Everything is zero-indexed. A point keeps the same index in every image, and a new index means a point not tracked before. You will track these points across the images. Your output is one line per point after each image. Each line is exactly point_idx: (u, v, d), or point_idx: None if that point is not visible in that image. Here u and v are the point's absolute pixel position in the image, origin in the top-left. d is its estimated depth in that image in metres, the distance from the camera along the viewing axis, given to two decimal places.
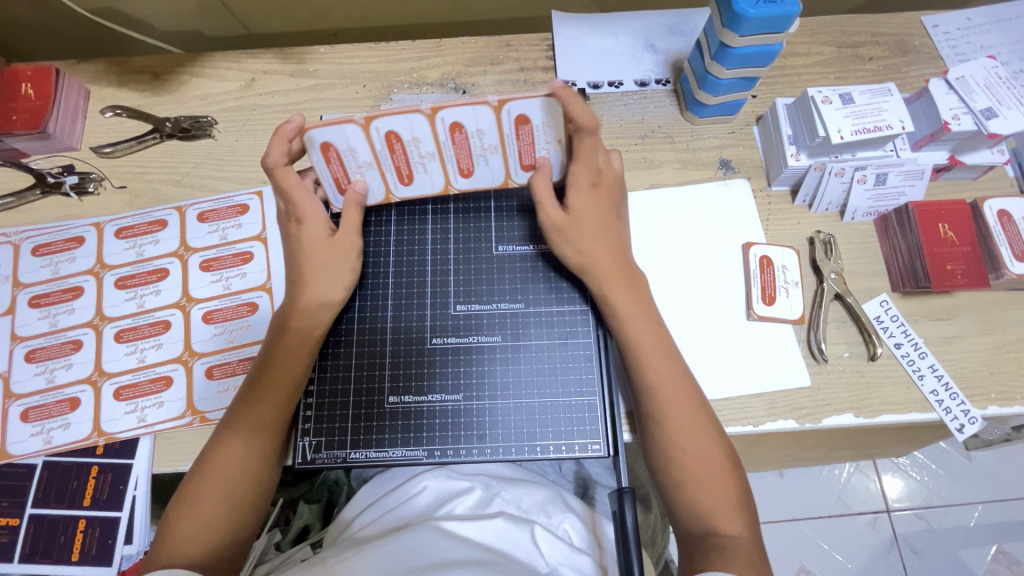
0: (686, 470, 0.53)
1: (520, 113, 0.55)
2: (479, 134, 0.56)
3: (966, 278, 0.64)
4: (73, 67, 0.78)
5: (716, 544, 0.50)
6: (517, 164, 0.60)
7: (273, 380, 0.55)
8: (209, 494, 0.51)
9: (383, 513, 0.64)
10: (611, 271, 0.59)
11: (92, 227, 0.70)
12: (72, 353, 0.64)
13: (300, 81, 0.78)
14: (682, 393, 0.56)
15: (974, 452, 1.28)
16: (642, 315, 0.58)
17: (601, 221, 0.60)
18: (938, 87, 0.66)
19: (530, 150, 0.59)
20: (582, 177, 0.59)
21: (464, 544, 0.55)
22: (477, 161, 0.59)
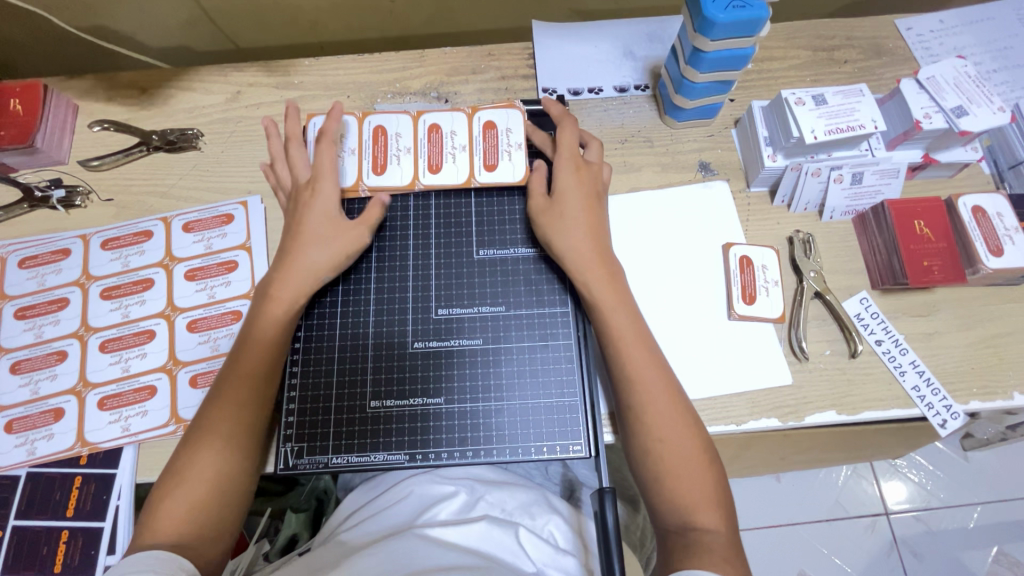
0: (666, 465, 0.53)
1: (488, 120, 0.69)
2: (451, 134, 0.69)
3: (943, 273, 0.64)
4: (62, 83, 0.79)
5: (692, 540, 0.50)
6: (481, 163, 0.68)
7: (252, 369, 0.56)
8: (194, 475, 0.52)
9: (369, 516, 0.64)
10: (590, 258, 0.60)
11: (79, 239, 0.70)
12: (57, 363, 0.64)
13: (285, 93, 0.79)
14: (660, 387, 0.56)
15: (971, 452, 1.27)
16: (621, 308, 0.59)
17: (585, 208, 0.62)
18: (909, 87, 0.67)
19: (493, 151, 0.68)
20: (566, 159, 0.64)
21: (447, 548, 0.55)
22: (446, 158, 0.68)
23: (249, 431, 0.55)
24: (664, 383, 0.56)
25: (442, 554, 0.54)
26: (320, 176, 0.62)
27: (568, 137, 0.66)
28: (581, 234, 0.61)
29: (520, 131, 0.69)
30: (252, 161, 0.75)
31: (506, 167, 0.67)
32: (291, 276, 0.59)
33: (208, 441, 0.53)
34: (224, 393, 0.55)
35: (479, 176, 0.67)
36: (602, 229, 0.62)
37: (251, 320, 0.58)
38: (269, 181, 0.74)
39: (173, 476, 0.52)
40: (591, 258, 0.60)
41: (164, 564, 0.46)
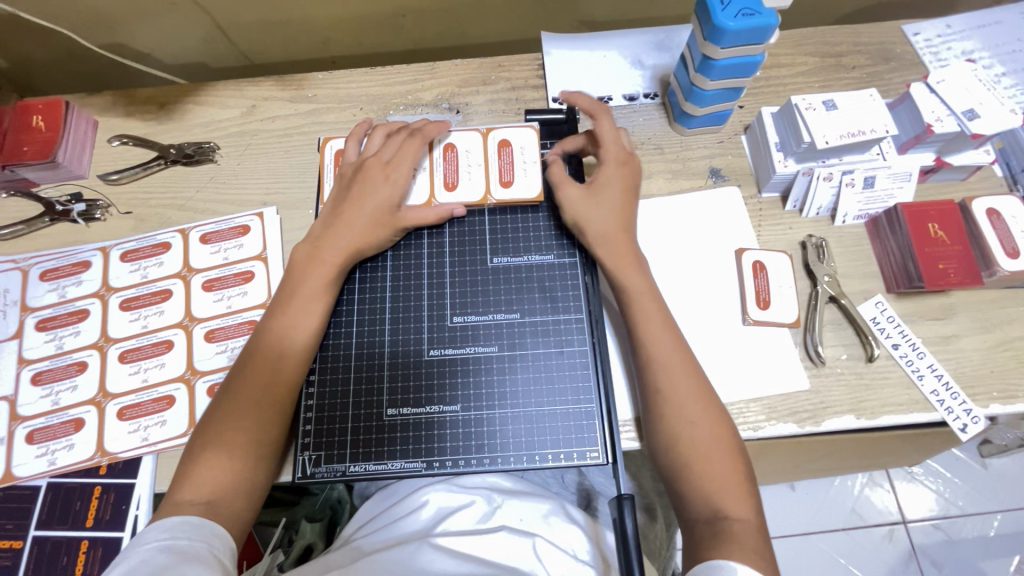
0: (692, 456, 0.53)
1: (502, 139, 0.70)
2: (466, 152, 0.69)
3: (959, 276, 0.64)
4: (82, 100, 0.81)
5: (722, 528, 0.49)
6: (497, 180, 0.69)
7: (270, 369, 0.56)
8: (210, 470, 0.52)
9: (378, 529, 0.64)
10: (621, 249, 0.62)
11: (98, 251, 0.71)
12: (77, 374, 0.65)
13: (299, 107, 0.81)
14: (687, 372, 0.56)
15: (990, 459, 1.26)
16: (652, 298, 0.60)
17: (620, 200, 0.64)
18: (919, 91, 0.67)
19: (509, 167, 0.69)
20: (611, 154, 0.66)
21: (463, 559, 0.56)
22: (461, 175, 0.69)
23: (267, 426, 0.55)
24: (691, 370, 0.56)
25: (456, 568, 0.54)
26: (396, 168, 0.65)
27: (609, 132, 0.67)
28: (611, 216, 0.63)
29: (533, 149, 0.70)
30: (267, 174, 0.77)
31: (521, 183, 0.68)
32: (325, 265, 0.61)
33: (225, 438, 0.53)
34: (244, 388, 0.56)
35: (494, 192, 0.68)
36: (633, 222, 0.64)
37: (271, 320, 0.59)
38: (284, 192, 0.75)
39: (191, 468, 0.52)
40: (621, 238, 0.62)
41: (194, 530, 0.47)
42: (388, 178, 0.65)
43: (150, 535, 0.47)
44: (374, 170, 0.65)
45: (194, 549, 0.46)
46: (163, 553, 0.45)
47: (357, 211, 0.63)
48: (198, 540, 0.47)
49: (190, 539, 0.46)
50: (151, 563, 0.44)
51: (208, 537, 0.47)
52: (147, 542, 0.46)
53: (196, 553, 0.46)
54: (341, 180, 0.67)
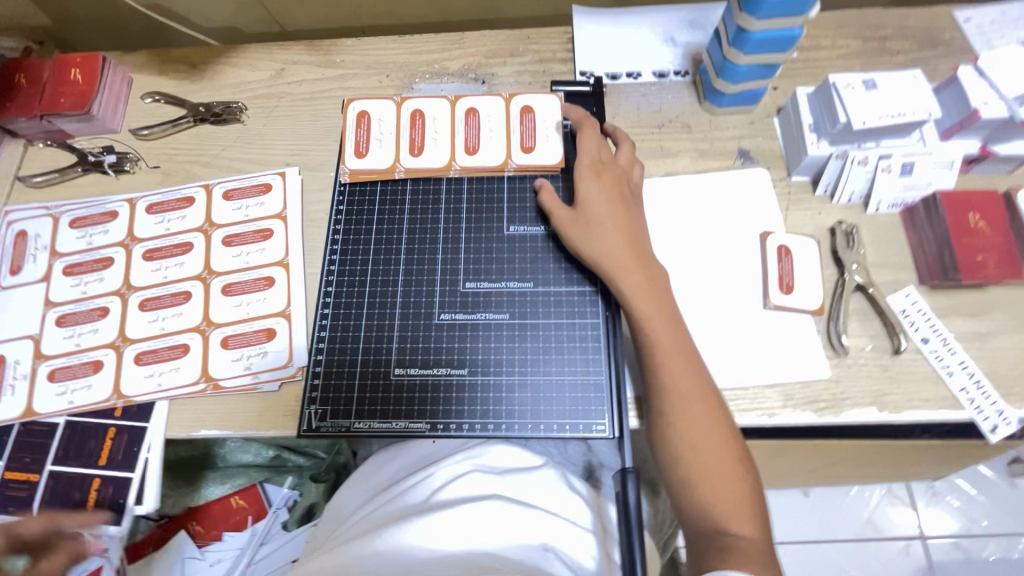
0: (697, 471, 0.52)
1: (524, 105, 0.70)
2: (489, 118, 0.69)
3: (998, 270, 0.61)
4: (119, 58, 0.83)
5: (725, 545, 0.48)
6: (518, 145, 0.68)
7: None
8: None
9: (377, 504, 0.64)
10: (624, 260, 0.58)
11: (125, 203, 0.73)
12: (99, 319, 0.67)
13: (326, 72, 0.81)
14: (695, 381, 0.54)
15: (1019, 479, 1.20)
16: (660, 315, 0.57)
17: (614, 213, 0.61)
18: (967, 74, 0.64)
19: (530, 133, 0.69)
20: (585, 169, 0.63)
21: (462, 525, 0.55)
22: (483, 139, 0.69)
23: None
24: (705, 392, 0.54)
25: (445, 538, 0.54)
26: None
27: (587, 144, 0.65)
28: (583, 186, 0.63)
29: (554, 116, 0.70)
30: (292, 135, 0.77)
31: (543, 148, 0.68)
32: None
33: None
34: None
35: (515, 157, 0.68)
36: (635, 232, 0.61)
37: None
38: (307, 154, 0.76)
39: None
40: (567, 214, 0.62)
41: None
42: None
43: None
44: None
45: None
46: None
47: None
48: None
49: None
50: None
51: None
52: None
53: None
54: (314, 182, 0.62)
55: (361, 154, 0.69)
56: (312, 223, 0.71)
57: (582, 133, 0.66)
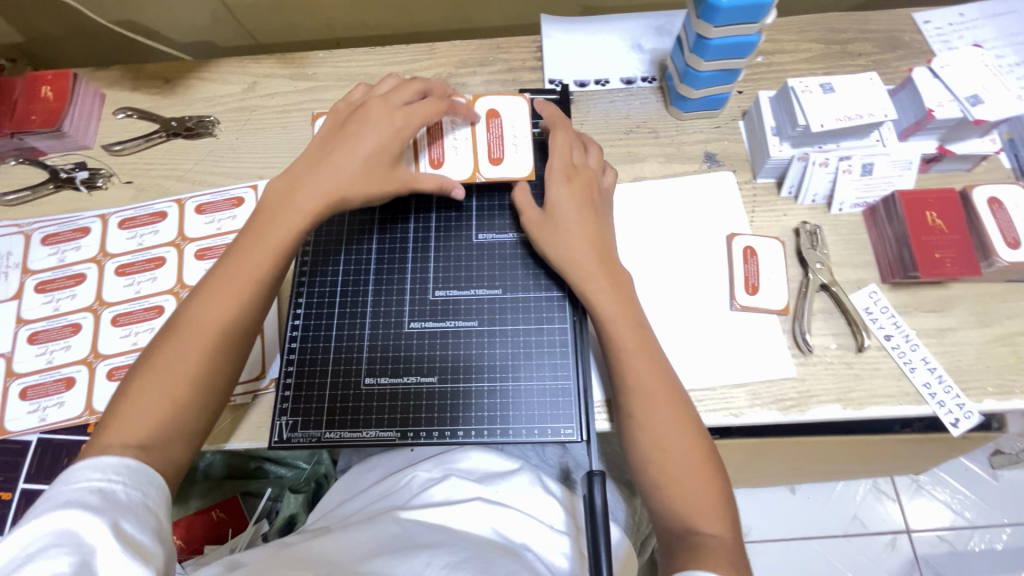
0: (666, 474, 0.52)
1: (489, 111, 0.69)
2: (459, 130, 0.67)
3: (956, 266, 0.62)
4: (91, 74, 0.83)
5: (696, 543, 0.49)
6: (486, 158, 0.67)
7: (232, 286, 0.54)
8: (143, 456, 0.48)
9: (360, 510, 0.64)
10: (593, 263, 0.59)
11: (98, 218, 0.73)
12: (71, 335, 0.67)
13: (299, 84, 0.82)
14: (662, 384, 0.55)
15: (1001, 471, 1.22)
16: (629, 317, 0.57)
17: (581, 217, 0.61)
18: (921, 76, 0.66)
19: (497, 144, 0.68)
20: (554, 172, 0.63)
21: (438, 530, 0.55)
22: (449, 151, 0.66)
23: None
24: (671, 393, 0.55)
25: (420, 535, 0.54)
26: None
27: (562, 143, 0.66)
28: (552, 187, 0.63)
29: (521, 117, 0.69)
30: (264, 148, 0.78)
31: (513, 161, 0.67)
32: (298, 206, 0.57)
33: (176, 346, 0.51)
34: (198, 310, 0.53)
35: (480, 172, 0.67)
36: (605, 234, 0.61)
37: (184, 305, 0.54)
38: (279, 167, 0.76)
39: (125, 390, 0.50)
40: (535, 217, 0.63)
41: (132, 477, 0.44)
42: (386, 122, 0.60)
43: (69, 481, 0.42)
44: (378, 112, 0.61)
45: (131, 497, 0.43)
46: (97, 495, 0.42)
47: (341, 149, 0.60)
48: (135, 489, 0.44)
49: (128, 487, 0.44)
50: (81, 503, 0.40)
51: (146, 488, 0.45)
52: (67, 485, 0.42)
53: (130, 503, 0.43)
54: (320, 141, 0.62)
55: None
56: None
57: (555, 134, 0.66)
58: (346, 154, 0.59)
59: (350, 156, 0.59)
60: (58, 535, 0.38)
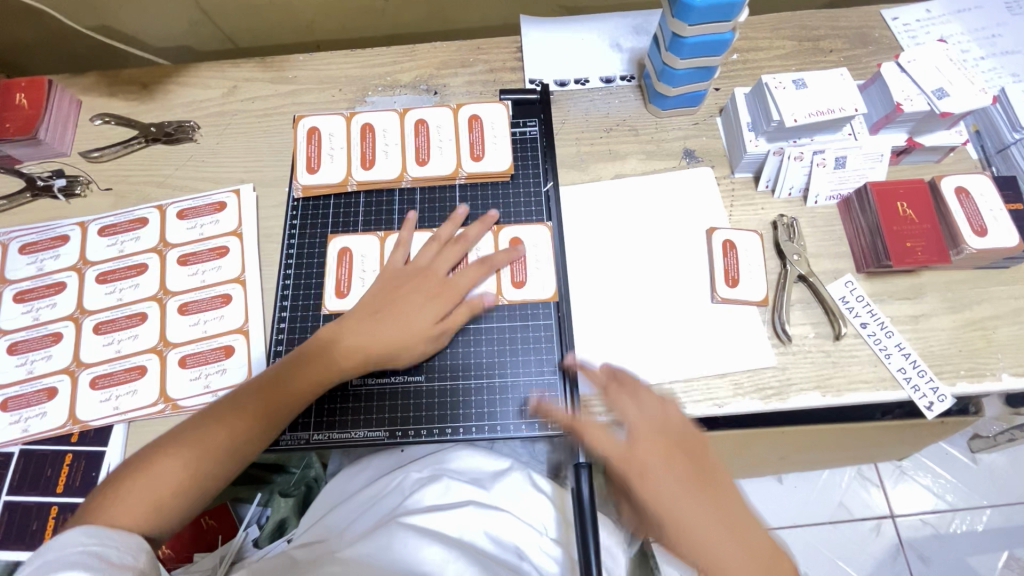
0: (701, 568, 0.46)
1: (514, 237, 0.68)
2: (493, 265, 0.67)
3: (926, 254, 0.64)
4: (67, 81, 0.82)
5: None
6: (509, 282, 0.66)
7: (260, 405, 0.55)
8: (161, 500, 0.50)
9: (357, 515, 0.65)
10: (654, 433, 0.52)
11: (77, 226, 0.73)
12: (52, 344, 0.66)
13: (279, 87, 0.82)
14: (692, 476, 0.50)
15: (980, 455, 1.25)
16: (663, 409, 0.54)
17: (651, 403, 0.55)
18: (890, 70, 0.67)
19: (521, 267, 0.66)
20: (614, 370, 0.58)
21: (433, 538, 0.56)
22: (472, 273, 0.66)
23: None
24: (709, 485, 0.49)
25: (423, 547, 0.54)
26: None
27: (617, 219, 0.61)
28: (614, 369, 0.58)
29: (544, 247, 0.68)
30: (245, 152, 0.78)
31: (535, 282, 0.66)
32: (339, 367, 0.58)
33: (182, 452, 0.51)
34: (219, 419, 0.54)
35: (506, 294, 0.65)
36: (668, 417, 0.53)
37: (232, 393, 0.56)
38: (261, 171, 0.76)
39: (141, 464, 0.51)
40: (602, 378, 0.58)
41: (120, 543, 0.45)
42: (435, 299, 0.62)
43: (58, 546, 0.43)
44: (427, 285, 0.62)
45: (124, 560, 0.44)
46: (93, 559, 0.43)
47: (397, 319, 0.60)
48: (126, 553, 0.45)
49: (119, 550, 0.45)
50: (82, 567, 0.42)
51: (138, 552, 0.46)
52: (57, 550, 0.42)
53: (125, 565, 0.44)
54: (380, 284, 0.63)
55: (342, 295, 0.67)
56: (267, 238, 0.72)
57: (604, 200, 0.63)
58: (404, 329, 0.60)
59: (403, 326, 0.60)
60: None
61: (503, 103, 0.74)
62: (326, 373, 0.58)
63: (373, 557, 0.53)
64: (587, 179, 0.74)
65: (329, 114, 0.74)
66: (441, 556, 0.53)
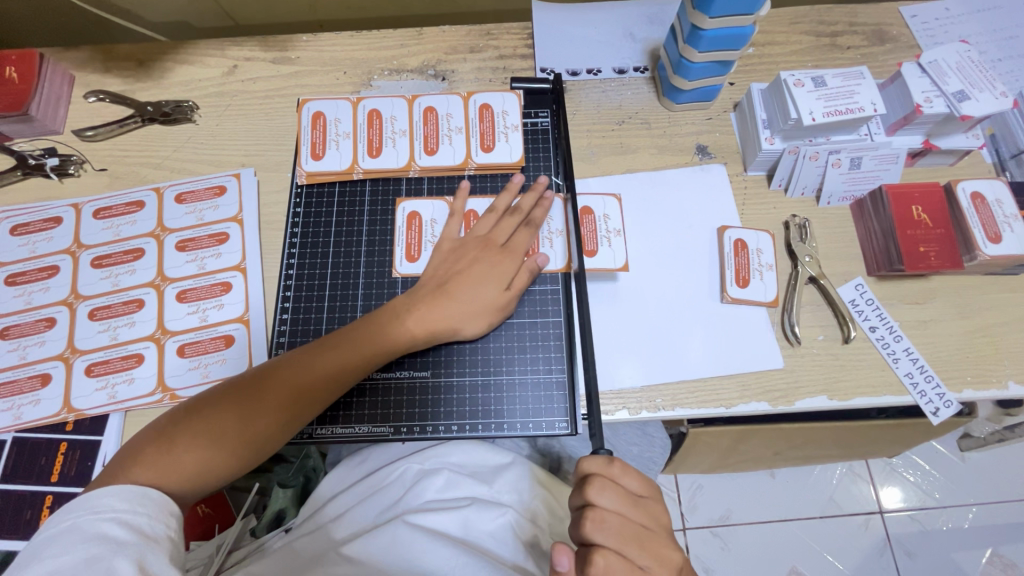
0: None
1: (583, 208, 0.68)
2: (547, 221, 0.66)
3: (939, 260, 0.63)
4: (59, 55, 0.79)
5: None
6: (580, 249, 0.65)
7: (283, 380, 0.54)
8: (188, 445, 0.51)
9: (358, 501, 0.65)
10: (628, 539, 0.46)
11: (71, 208, 0.70)
12: (45, 330, 0.64)
13: (282, 68, 0.79)
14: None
15: (968, 453, 1.27)
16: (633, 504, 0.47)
17: (622, 499, 0.47)
18: (910, 71, 0.66)
19: (592, 236, 0.66)
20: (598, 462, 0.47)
21: (437, 538, 0.56)
22: (544, 242, 0.65)
23: None
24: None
25: (430, 550, 0.55)
26: None
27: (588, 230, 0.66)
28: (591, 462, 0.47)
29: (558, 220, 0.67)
30: (247, 135, 0.75)
31: (606, 253, 0.65)
32: (398, 332, 0.58)
33: (198, 426, 0.51)
34: (213, 419, 0.52)
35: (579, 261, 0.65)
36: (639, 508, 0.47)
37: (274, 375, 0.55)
38: (261, 155, 0.74)
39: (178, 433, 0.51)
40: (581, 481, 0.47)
41: (154, 509, 0.48)
42: (499, 267, 0.61)
43: (93, 509, 0.45)
44: (484, 252, 0.62)
45: (155, 532, 0.47)
46: (120, 528, 0.45)
47: (459, 295, 0.59)
48: (158, 522, 0.47)
49: (149, 519, 0.47)
50: (112, 542, 0.44)
51: (168, 520, 0.48)
52: (92, 513, 0.45)
53: (156, 536, 0.47)
54: (441, 256, 0.63)
55: (412, 260, 0.66)
56: (269, 225, 0.70)
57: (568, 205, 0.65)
58: (486, 279, 0.60)
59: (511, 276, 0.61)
60: (98, 573, 0.42)
61: (513, 90, 0.72)
62: (355, 352, 0.57)
63: (384, 564, 0.54)
64: (597, 173, 0.72)
65: (334, 98, 0.71)
66: (456, 560, 0.54)
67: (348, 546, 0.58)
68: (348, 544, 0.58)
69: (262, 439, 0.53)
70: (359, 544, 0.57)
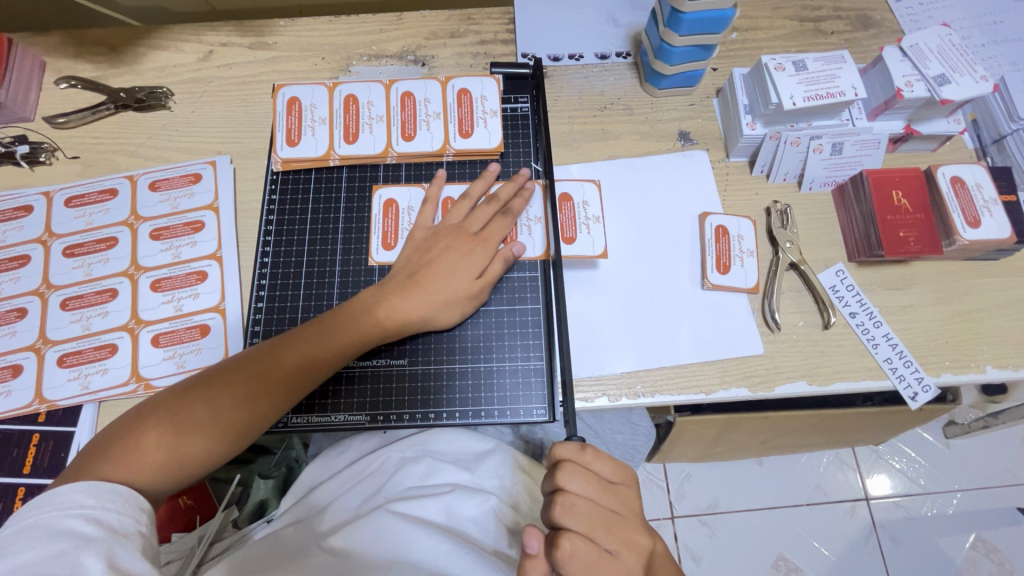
0: None
1: (562, 193, 0.67)
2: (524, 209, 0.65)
3: (919, 245, 0.63)
4: (30, 40, 0.77)
5: None
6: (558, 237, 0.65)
7: (254, 370, 0.54)
8: (157, 437, 0.50)
9: (344, 491, 0.64)
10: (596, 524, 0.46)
11: (42, 196, 0.69)
12: (16, 320, 0.63)
13: (258, 54, 0.78)
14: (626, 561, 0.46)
15: (954, 440, 1.28)
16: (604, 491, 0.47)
17: (592, 485, 0.47)
18: (892, 54, 0.65)
19: (571, 223, 0.65)
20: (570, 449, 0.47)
21: (418, 524, 0.56)
22: (521, 230, 0.65)
23: None
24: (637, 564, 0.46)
25: (411, 537, 0.54)
26: None
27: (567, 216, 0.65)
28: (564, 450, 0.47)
29: (537, 206, 0.66)
30: (223, 122, 0.74)
31: (585, 240, 0.64)
32: (370, 322, 0.58)
33: (167, 418, 0.51)
34: (183, 411, 0.51)
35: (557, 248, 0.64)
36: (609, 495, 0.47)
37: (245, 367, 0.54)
38: (238, 142, 0.73)
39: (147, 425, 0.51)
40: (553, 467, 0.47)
41: (123, 505, 0.47)
42: (470, 256, 0.60)
43: (58, 505, 0.44)
44: (457, 239, 0.61)
45: (125, 527, 0.46)
46: (88, 525, 0.44)
47: (431, 284, 0.59)
48: (127, 517, 0.47)
49: (119, 514, 0.46)
50: (78, 538, 0.43)
51: (139, 515, 0.47)
52: (57, 510, 0.44)
53: (126, 531, 0.46)
54: (412, 246, 0.62)
55: (389, 248, 0.65)
56: (245, 213, 0.69)
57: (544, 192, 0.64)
58: (459, 269, 0.60)
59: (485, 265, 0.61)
60: (65, 568, 0.41)
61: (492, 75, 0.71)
62: (327, 342, 0.56)
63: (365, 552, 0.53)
64: (579, 159, 0.72)
65: (310, 83, 0.70)
66: (437, 549, 0.53)
67: (328, 536, 0.57)
68: (330, 534, 0.58)
69: (235, 430, 0.53)
70: (340, 533, 0.56)
